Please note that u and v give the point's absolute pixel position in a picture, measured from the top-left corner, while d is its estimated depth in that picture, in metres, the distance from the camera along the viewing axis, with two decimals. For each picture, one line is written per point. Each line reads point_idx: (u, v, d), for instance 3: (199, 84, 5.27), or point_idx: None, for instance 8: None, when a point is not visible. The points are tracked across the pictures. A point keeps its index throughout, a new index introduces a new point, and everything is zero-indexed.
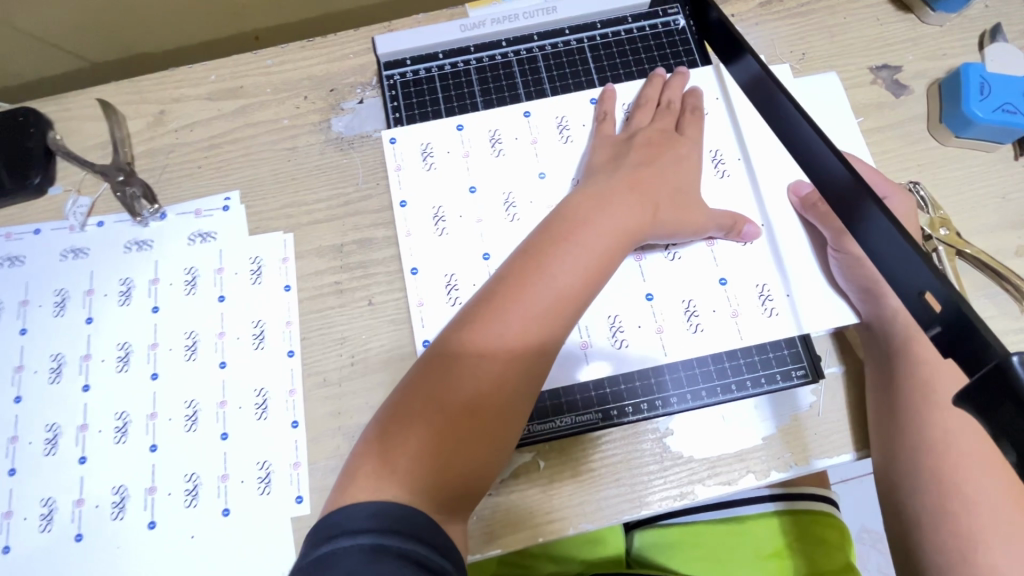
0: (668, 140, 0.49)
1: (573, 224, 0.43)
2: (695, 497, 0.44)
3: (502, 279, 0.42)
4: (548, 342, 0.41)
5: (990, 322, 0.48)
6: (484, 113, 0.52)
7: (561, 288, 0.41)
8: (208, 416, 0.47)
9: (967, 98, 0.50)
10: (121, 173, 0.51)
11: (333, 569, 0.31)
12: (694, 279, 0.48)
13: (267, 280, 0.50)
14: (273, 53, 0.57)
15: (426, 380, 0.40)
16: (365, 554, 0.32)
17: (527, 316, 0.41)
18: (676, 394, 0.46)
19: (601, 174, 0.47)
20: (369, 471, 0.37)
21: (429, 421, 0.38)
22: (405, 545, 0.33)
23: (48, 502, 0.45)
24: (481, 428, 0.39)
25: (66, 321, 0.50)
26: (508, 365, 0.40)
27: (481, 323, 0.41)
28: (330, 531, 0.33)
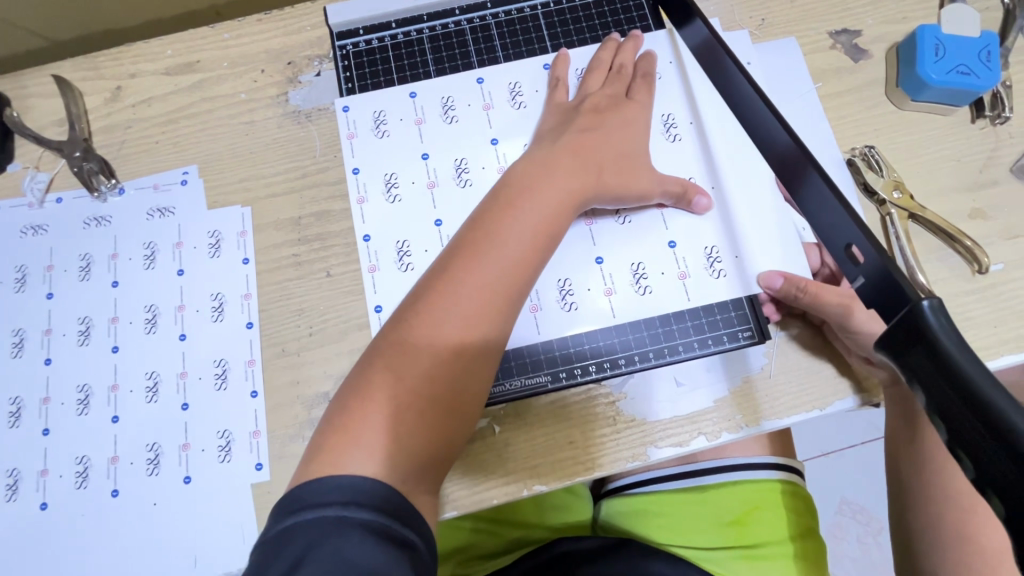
0: (615, 105, 0.49)
1: (522, 191, 0.44)
2: (647, 458, 0.45)
3: (454, 249, 0.42)
4: (505, 308, 0.41)
5: (941, 285, 0.48)
6: (439, 83, 0.52)
7: (515, 255, 0.42)
8: (168, 387, 0.48)
9: (922, 61, 0.50)
10: (80, 149, 0.52)
11: (295, 545, 0.31)
12: (643, 243, 0.48)
13: (225, 253, 0.51)
14: (229, 26, 0.56)
15: (382, 353, 0.39)
16: (330, 528, 0.32)
17: (484, 284, 0.41)
18: (625, 355, 0.47)
19: (549, 141, 0.47)
20: (332, 446, 0.37)
21: (389, 391, 0.38)
22: (368, 515, 0.33)
23: (13, 473, 0.46)
24: (442, 396, 0.39)
25: (27, 297, 0.50)
26: (464, 334, 0.40)
27: (436, 294, 0.41)
28: (294, 505, 0.33)
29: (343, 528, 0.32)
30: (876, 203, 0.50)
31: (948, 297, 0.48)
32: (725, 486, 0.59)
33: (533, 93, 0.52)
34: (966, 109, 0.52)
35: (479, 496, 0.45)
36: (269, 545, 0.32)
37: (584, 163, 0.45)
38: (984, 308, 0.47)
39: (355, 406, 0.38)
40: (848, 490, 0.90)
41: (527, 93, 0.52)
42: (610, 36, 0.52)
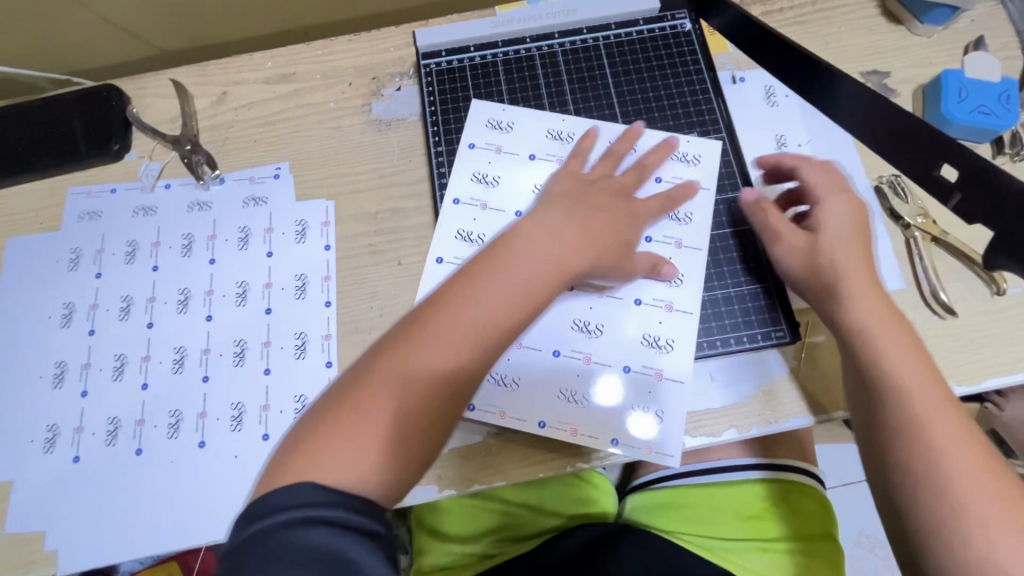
0: (619, 190, 0.52)
1: (518, 245, 0.46)
2: (682, 444, 0.49)
3: (450, 291, 0.44)
4: (495, 353, 0.43)
5: (962, 303, 0.52)
6: (497, 112, 0.59)
7: (504, 306, 0.43)
8: (253, 354, 0.53)
9: (946, 99, 0.55)
10: (189, 143, 0.59)
11: (271, 548, 0.34)
12: (641, 268, 0.53)
13: (310, 240, 0.57)
14: (324, 45, 0.64)
15: (373, 378, 0.41)
16: (301, 529, 0.34)
17: (462, 335, 0.42)
18: None
19: (556, 203, 0.49)
20: (315, 450, 0.38)
21: (379, 418, 0.40)
22: (335, 513, 0.35)
23: (113, 420, 0.52)
24: (410, 432, 0.40)
25: (135, 267, 0.57)
26: (439, 381, 0.41)
27: (415, 335, 0.42)
28: (263, 512, 0.35)
29: (310, 527, 0.34)
30: (902, 226, 0.54)
31: (968, 315, 0.52)
32: (741, 486, 0.63)
33: (571, 135, 0.58)
34: (987, 146, 0.57)
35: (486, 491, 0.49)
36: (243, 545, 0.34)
37: (584, 240, 0.47)
38: (1002, 326, 0.51)
39: (330, 426, 0.39)
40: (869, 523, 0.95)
41: (567, 129, 0.58)
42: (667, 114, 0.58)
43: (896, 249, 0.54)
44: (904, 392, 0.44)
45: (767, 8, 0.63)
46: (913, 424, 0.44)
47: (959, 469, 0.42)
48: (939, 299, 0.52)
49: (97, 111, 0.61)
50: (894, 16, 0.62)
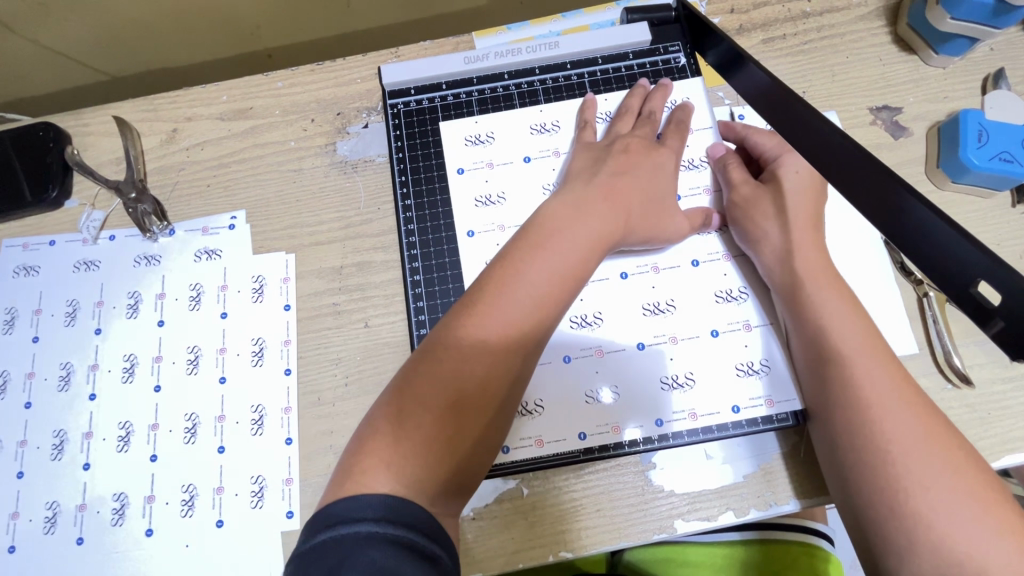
0: (646, 147, 0.50)
1: (547, 231, 0.44)
2: (674, 531, 0.45)
3: (482, 279, 0.43)
4: (532, 345, 0.41)
5: (977, 369, 0.48)
6: (472, 131, 0.55)
7: (540, 293, 0.42)
8: (206, 429, 0.49)
9: (965, 145, 0.50)
10: (133, 190, 0.52)
11: (332, 557, 0.31)
12: (631, 299, 0.50)
13: (268, 298, 0.52)
14: (283, 76, 0.58)
15: (414, 378, 0.39)
16: (361, 542, 0.32)
17: (507, 323, 0.41)
18: (680, 427, 0.47)
19: (580, 180, 0.48)
20: (365, 468, 0.37)
21: (420, 419, 0.38)
22: (398, 531, 0.33)
23: (52, 505, 0.48)
24: (462, 434, 0.39)
25: (76, 330, 0.52)
26: (486, 374, 0.40)
27: (457, 331, 0.41)
28: (330, 520, 0.33)
29: (372, 541, 0.32)
30: (913, 283, 0.50)
31: (984, 383, 0.48)
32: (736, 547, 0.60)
33: (557, 123, 0.54)
34: (1007, 192, 0.52)
35: (544, 537, 0.45)
36: (301, 558, 0.32)
37: (614, 202, 0.46)
38: (1021, 397, 0.47)
39: (387, 431, 0.38)
40: None
41: (549, 119, 0.54)
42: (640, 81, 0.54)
43: (908, 308, 0.50)
44: (846, 347, 0.43)
45: (769, 34, 0.58)
46: (852, 378, 0.41)
47: (905, 444, 0.38)
48: (953, 365, 0.48)
49: (32, 153, 0.55)
50: (907, 44, 0.57)
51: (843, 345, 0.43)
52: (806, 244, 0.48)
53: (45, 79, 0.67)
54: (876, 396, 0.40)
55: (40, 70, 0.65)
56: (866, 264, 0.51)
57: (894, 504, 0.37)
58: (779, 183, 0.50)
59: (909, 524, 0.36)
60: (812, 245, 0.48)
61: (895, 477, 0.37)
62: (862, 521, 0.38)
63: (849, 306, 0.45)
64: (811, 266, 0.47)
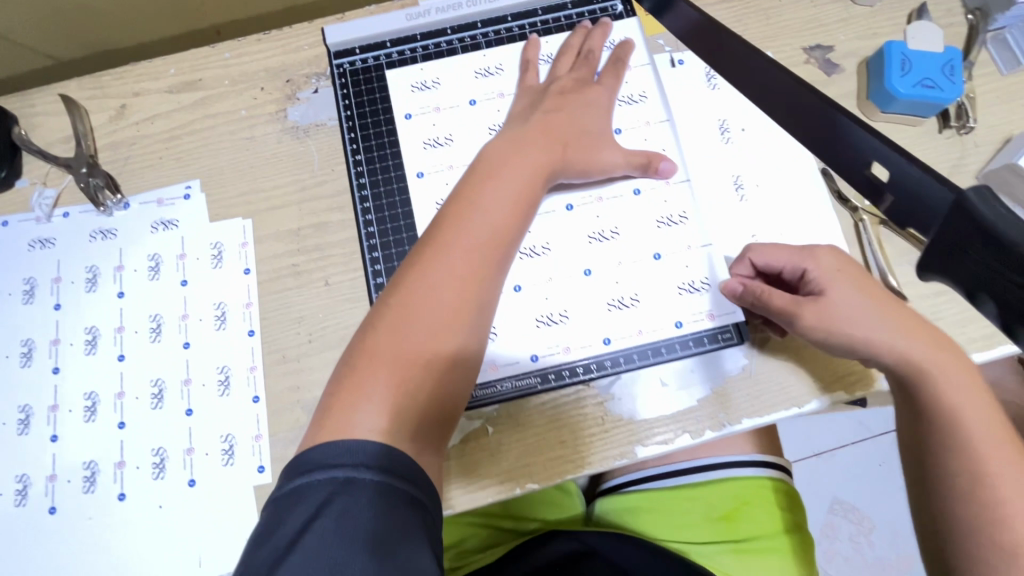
0: (580, 88, 0.53)
1: (494, 166, 0.47)
2: (635, 456, 0.47)
3: (440, 218, 0.45)
4: (494, 271, 0.44)
5: (912, 287, 0.50)
6: (420, 86, 0.55)
7: (495, 222, 0.44)
8: (173, 393, 0.49)
9: (889, 74, 0.52)
10: (86, 165, 0.54)
11: (309, 503, 0.33)
12: (579, 231, 0.51)
13: (227, 263, 0.53)
14: (230, 46, 0.59)
15: (385, 314, 0.41)
16: (339, 491, 0.34)
17: (466, 263, 0.42)
18: (631, 351, 0.49)
19: (524, 128, 0.50)
20: (349, 405, 0.38)
21: (395, 351, 0.40)
22: (374, 478, 0.34)
23: (22, 478, 0.48)
24: (436, 372, 0.40)
25: (35, 308, 0.52)
26: (455, 301, 0.42)
27: (416, 280, 0.42)
28: (306, 466, 0.35)
29: (350, 490, 0.34)
30: (850, 210, 0.52)
31: (918, 298, 0.50)
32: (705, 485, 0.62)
33: (500, 67, 0.55)
34: (933, 120, 0.54)
35: (512, 468, 0.47)
36: (278, 504, 0.34)
37: (550, 142, 0.49)
38: (953, 308, 0.50)
39: (360, 377, 0.39)
40: (843, 491, 0.97)
41: (493, 64, 0.55)
42: (578, 25, 0.56)
43: (845, 232, 0.52)
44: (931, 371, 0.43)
45: None
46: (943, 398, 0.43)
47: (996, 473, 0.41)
48: (887, 284, 0.50)
49: None
50: None
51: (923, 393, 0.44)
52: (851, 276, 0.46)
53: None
54: (966, 409, 0.43)
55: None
56: (802, 187, 0.53)
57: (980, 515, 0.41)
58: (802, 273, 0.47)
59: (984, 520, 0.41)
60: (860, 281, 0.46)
61: (985, 484, 0.41)
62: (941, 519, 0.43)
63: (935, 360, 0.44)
64: (861, 340, 0.44)
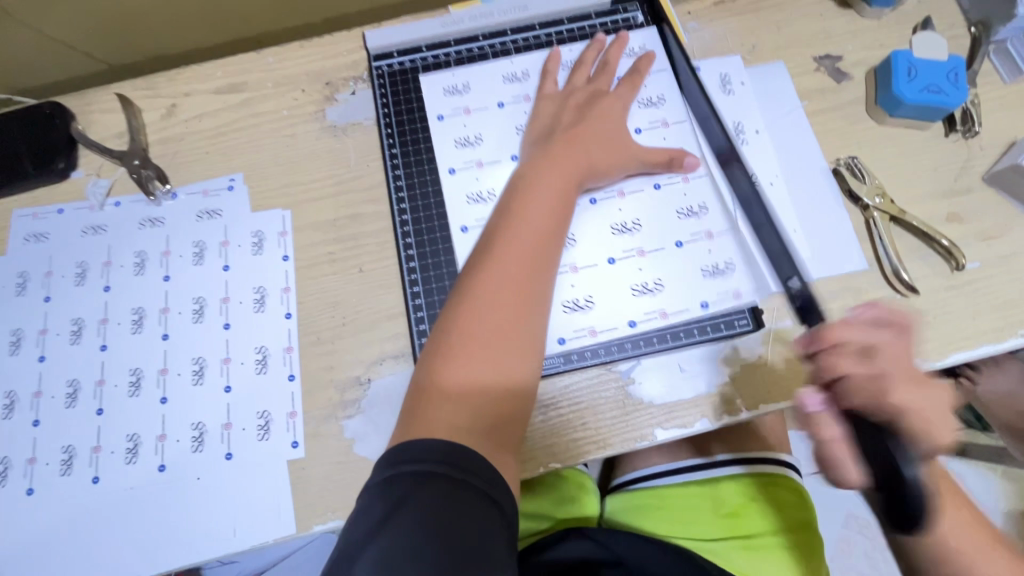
0: (598, 96, 0.56)
1: (529, 183, 0.51)
2: (653, 438, 0.49)
3: (488, 237, 0.49)
4: (542, 276, 0.47)
5: (922, 280, 0.52)
6: (452, 89, 0.59)
7: (538, 234, 0.48)
8: (213, 371, 0.52)
9: (897, 81, 0.55)
10: (138, 158, 0.58)
11: (394, 497, 0.37)
12: (601, 223, 0.54)
13: (267, 251, 0.56)
14: (274, 52, 0.63)
15: (445, 329, 0.45)
16: (415, 487, 0.37)
17: (512, 288, 0.46)
18: (650, 335, 0.51)
19: (551, 148, 0.53)
20: (428, 413, 0.42)
21: (460, 360, 0.44)
22: (446, 475, 0.37)
23: (68, 449, 0.50)
24: (498, 390, 0.44)
25: (85, 289, 0.55)
26: (509, 308, 0.45)
27: (471, 297, 0.46)
28: (392, 462, 0.38)
29: (425, 486, 0.37)
30: (861, 207, 0.55)
31: (929, 292, 0.52)
32: (708, 482, 0.62)
33: (528, 71, 0.59)
34: (939, 124, 0.57)
35: (537, 445, 0.49)
36: (370, 495, 0.38)
37: (575, 154, 0.52)
38: (963, 301, 0.52)
39: (432, 409, 0.42)
40: (858, 506, 0.97)
41: (521, 67, 0.59)
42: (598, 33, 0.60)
43: (856, 230, 0.54)
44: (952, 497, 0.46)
45: None
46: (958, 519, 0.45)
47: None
48: (901, 278, 0.52)
49: (39, 129, 0.59)
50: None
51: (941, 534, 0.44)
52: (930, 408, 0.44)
53: (55, 70, 0.71)
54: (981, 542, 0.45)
55: (49, 62, 0.69)
56: (813, 187, 0.56)
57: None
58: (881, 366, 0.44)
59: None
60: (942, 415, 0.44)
61: None
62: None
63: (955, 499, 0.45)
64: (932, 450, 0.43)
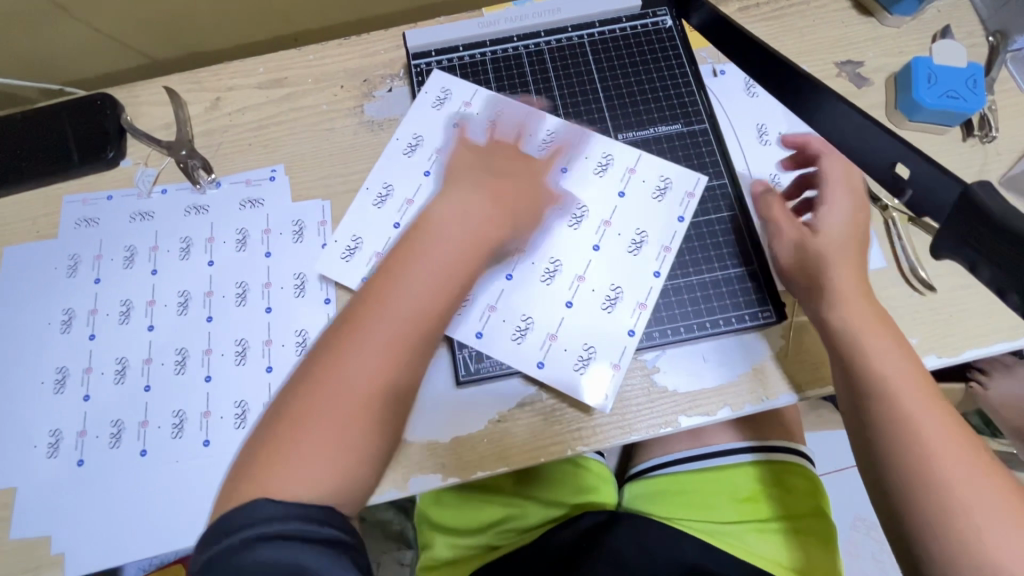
0: (525, 158, 0.54)
1: (427, 233, 0.46)
2: (678, 424, 0.51)
3: (367, 289, 0.45)
4: (410, 361, 0.43)
5: (940, 279, 0.54)
6: (430, 151, 0.59)
7: (416, 303, 0.44)
8: (256, 352, 0.54)
9: (917, 86, 0.57)
10: (185, 148, 0.61)
11: (235, 562, 0.34)
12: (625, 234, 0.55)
13: (307, 239, 0.58)
14: (314, 49, 0.65)
15: (316, 377, 0.42)
16: (259, 549, 0.34)
17: (391, 357, 0.43)
18: (678, 326, 0.53)
19: (456, 184, 0.50)
20: (269, 470, 0.39)
21: (327, 416, 0.41)
22: (290, 526, 0.35)
23: (117, 423, 0.53)
24: (355, 459, 0.41)
25: (134, 272, 0.57)
26: (376, 382, 0.42)
27: (348, 350, 0.42)
28: (228, 527, 0.36)
29: (270, 544, 0.34)
30: (880, 208, 0.56)
31: (946, 290, 0.54)
32: (724, 469, 0.66)
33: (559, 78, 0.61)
34: (957, 129, 0.59)
35: (561, 432, 0.51)
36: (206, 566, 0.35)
37: (489, 211, 0.48)
38: (980, 300, 0.53)
39: (275, 449, 0.40)
40: (865, 507, 0.98)
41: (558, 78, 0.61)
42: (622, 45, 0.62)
43: (876, 229, 0.56)
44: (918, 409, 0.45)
45: (745, 4, 0.66)
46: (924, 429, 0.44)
47: (957, 477, 0.42)
48: (919, 276, 0.54)
49: (92, 118, 0.62)
50: (865, 8, 0.65)
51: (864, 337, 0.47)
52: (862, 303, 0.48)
53: (103, 64, 0.74)
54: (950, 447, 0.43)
55: (95, 54, 0.72)
56: None
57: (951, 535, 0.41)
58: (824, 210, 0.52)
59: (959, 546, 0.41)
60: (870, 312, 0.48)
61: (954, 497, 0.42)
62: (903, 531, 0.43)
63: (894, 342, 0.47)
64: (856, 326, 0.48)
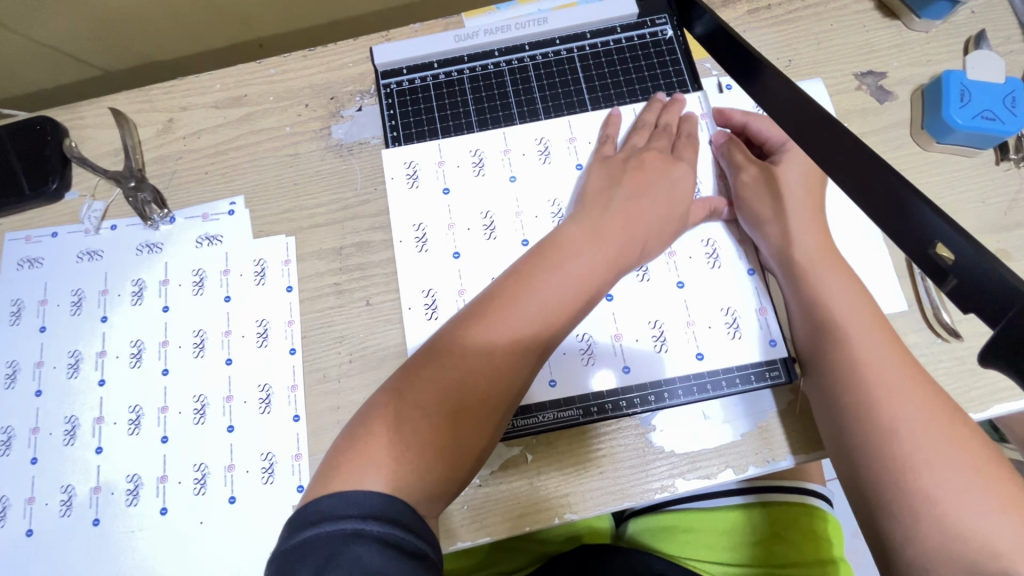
0: (664, 165, 0.50)
1: (562, 247, 0.44)
2: (675, 490, 0.46)
3: (504, 281, 0.43)
4: (530, 360, 0.41)
5: (965, 324, 0.49)
6: (443, 232, 0.53)
7: (553, 300, 0.42)
8: (216, 410, 0.50)
9: (948, 105, 0.51)
10: (133, 179, 0.54)
11: (318, 559, 0.29)
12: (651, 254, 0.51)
13: (270, 280, 0.53)
14: (276, 62, 0.59)
15: (434, 363, 0.39)
16: (346, 545, 0.30)
17: (517, 344, 0.40)
18: (681, 386, 0.48)
19: (589, 202, 0.48)
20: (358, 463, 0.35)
21: (442, 406, 0.38)
22: (381, 528, 0.31)
23: (67, 489, 0.49)
24: (461, 454, 0.38)
25: (82, 320, 0.53)
26: (499, 370, 0.40)
27: (472, 336, 0.40)
28: (314, 517, 0.31)
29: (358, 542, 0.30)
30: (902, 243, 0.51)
31: (973, 337, 0.49)
32: (736, 510, 0.62)
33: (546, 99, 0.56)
34: (990, 151, 0.53)
35: (550, 499, 0.47)
36: (286, 558, 0.30)
37: (624, 231, 0.46)
38: None
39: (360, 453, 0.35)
40: None
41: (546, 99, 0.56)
42: (619, 57, 0.57)
43: (896, 266, 0.51)
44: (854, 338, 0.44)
45: (754, 5, 0.59)
46: (862, 360, 0.43)
47: (912, 418, 0.40)
48: (942, 321, 0.49)
49: (30, 145, 0.56)
50: (890, 10, 0.58)
51: (815, 282, 0.47)
52: (808, 234, 0.49)
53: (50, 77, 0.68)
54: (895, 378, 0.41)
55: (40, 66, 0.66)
56: (853, 223, 0.52)
57: (904, 488, 0.38)
58: (780, 168, 0.51)
59: (917, 504, 0.37)
60: (817, 245, 0.48)
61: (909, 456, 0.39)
62: (860, 482, 0.40)
63: (843, 277, 0.47)
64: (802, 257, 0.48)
